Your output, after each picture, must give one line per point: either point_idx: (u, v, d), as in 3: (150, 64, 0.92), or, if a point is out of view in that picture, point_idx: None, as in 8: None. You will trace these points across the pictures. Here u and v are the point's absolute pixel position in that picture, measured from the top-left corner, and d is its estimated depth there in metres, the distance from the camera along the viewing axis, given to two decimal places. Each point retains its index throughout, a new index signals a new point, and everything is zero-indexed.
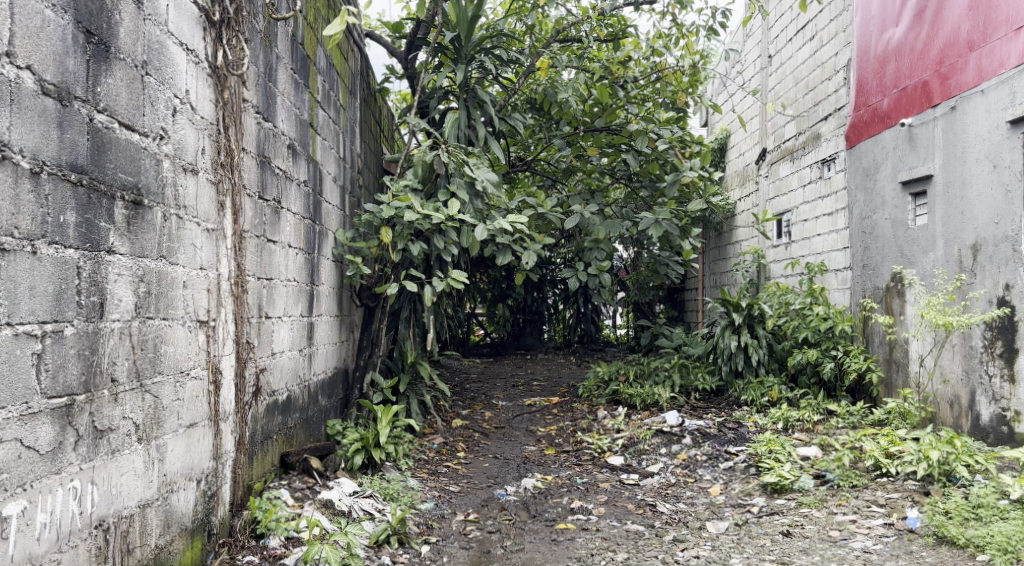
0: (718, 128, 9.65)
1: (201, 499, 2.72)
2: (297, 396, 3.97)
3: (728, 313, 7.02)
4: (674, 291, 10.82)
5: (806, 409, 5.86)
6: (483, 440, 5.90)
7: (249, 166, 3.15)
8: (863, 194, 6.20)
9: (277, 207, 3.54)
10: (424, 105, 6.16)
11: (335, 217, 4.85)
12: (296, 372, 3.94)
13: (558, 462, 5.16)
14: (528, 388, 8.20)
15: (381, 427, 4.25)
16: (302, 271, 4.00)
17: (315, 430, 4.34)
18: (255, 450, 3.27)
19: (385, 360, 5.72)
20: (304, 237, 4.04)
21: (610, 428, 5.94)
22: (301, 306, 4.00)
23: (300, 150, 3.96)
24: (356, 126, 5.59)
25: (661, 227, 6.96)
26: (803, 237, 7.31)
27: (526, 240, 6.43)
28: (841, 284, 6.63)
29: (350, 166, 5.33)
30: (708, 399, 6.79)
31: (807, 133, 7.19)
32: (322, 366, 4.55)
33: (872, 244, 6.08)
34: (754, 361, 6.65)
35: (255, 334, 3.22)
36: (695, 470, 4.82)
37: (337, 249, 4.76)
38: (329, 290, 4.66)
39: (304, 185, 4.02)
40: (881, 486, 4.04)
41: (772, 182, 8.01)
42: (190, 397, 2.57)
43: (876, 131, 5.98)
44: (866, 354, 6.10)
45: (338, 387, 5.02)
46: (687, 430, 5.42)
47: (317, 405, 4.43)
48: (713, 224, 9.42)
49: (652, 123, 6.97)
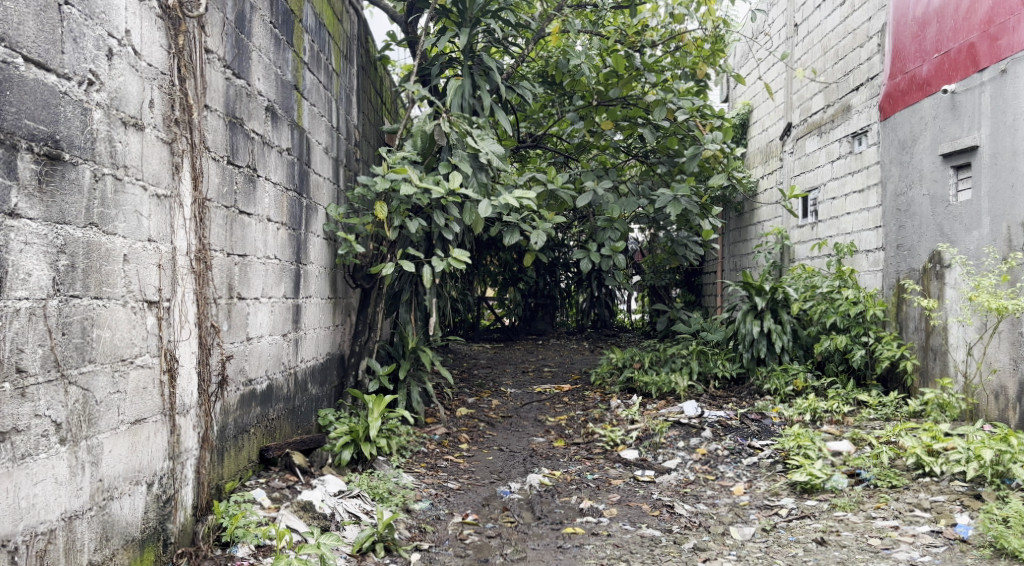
0: (740, 102, 9.18)
1: (154, 504, 2.38)
2: (280, 385, 3.63)
3: (750, 297, 6.60)
4: (691, 274, 10.39)
5: (835, 400, 5.46)
6: (488, 430, 5.54)
7: (214, 126, 2.79)
8: (898, 169, 5.75)
9: (252, 174, 3.18)
10: (426, 73, 5.76)
11: (327, 191, 4.49)
12: (278, 359, 3.60)
13: (567, 456, 4.80)
14: (538, 374, 7.85)
15: (372, 421, 3.83)
16: (285, 247, 3.64)
17: (303, 421, 4.01)
18: (224, 445, 2.94)
19: (384, 346, 5.37)
20: (288, 211, 3.68)
21: (623, 418, 5.56)
22: (285, 287, 3.64)
23: (282, 114, 3.59)
24: (353, 94, 5.22)
25: (679, 204, 6.53)
26: (830, 216, 6.87)
27: (534, 218, 6.05)
28: (872, 266, 6.19)
29: (344, 136, 4.95)
30: (729, 388, 6.41)
31: (836, 105, 6.73)
32: (312, 352, 4.20)
33: (907, 223, 5.65)
34: (778, 347, 6.25)
35: (224, 317, 2.87)
36: (716, 466, 4.44)
37: (329, 225, 4.39)
38: (319, 269, 4.31)
39: (287, 153, 3.66)
40: (924, 487, 3.65)
41: (797, 158, 7.56)
42: (134, 390, 2.23)
43: (913, 99, 5.53)
44: (900, 341, 5.68)
45: (331, 374, 4.68)
46: (706, 423, 5.04)
47: (306, 394, 4.09)
48: (734, 204, 8.98)
49: (671, 94, 6.55)
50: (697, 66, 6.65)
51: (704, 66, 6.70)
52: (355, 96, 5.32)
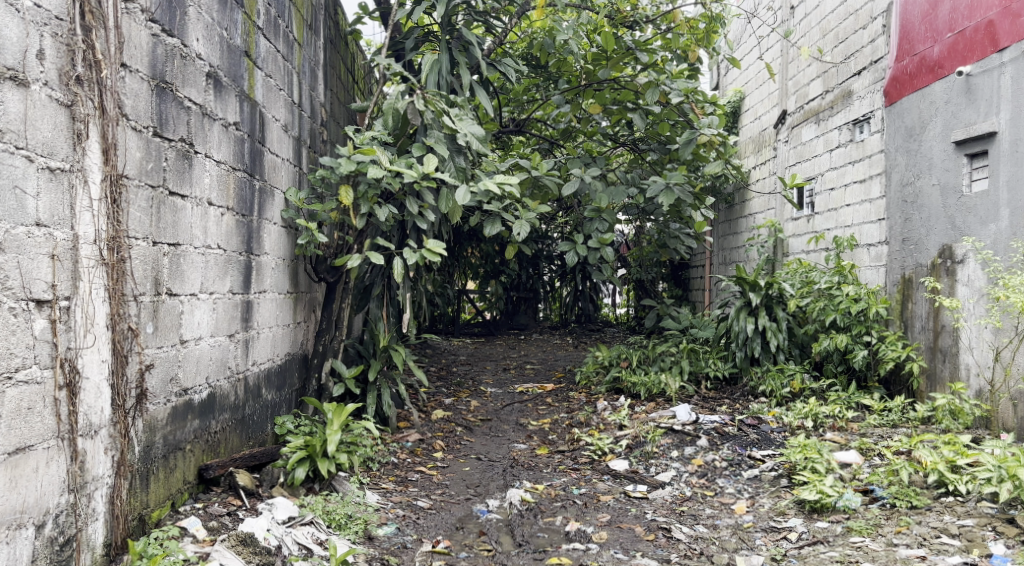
0: (732, 89, 8.79)
1: (47, 551, 1.93)
2: (225, 392, 3.19)
3: (743, 292, 6.22)
4: (678, 268, 10.01)
5: (837, 405, 5.10)
6: (465, 436, 5.12)
7: (136, 90, 2.33)
8: (904, 157, 5.38)
9: (187, 149, 2.72)
10: (399, 48, 5.30)
11: (287, 174, 4.03)
12: (222, 362, 3.15)
13: (551, 466, 4.39)
14: (520, 372, 7.45)
15: (330, 435, 3.30)
16: (231, 235, 3.19)
17: (253, 431, 3.56)
18: (151, 467, 2.51)
19: (353, 345, 4.93)
20: (235, 194, 3.23)
21: (611, 423, 5.17)
22: (230, 281, 3.19)
23: (227, 82, 3.14)
24: (318, 69, 4.76)
25: (672, 194, 6.12)
26: (828, 208, 6.49)
27: (516, 207, 5.62)
28: (874, 261, 5.81)
29: (306, 114, 4.48)
30: (721, 389, 6.03)
31: (836, 91, 6.35)
32: (267, 353, 3.76)
33: (913, 215, 5.28)
34: (773, 347, 5.88)
35: (149, 317, 2.43)
36: (714, 480, 4.05)
37: (288, 211, 3.93)
38: (276, 261, 3.85)
39: (233, 128, 3.20)
40: (948, 508, 3.29)
41: (792, 147, 7.18)
42: (13, 411, 1.80)
43: (923, 83, 5.15)
44: (905, 341, 5.30)
45: (290, 376, 4.22)
46: (701, 430, 4.65)
47: (259, 401, 3.66)
48: (725, 195, 8.61)
49: (663, 76, 6.15)
50: (691, 48, 6.24)
51: (698, 48, 6.29)
52: (321, 71, 4.86)
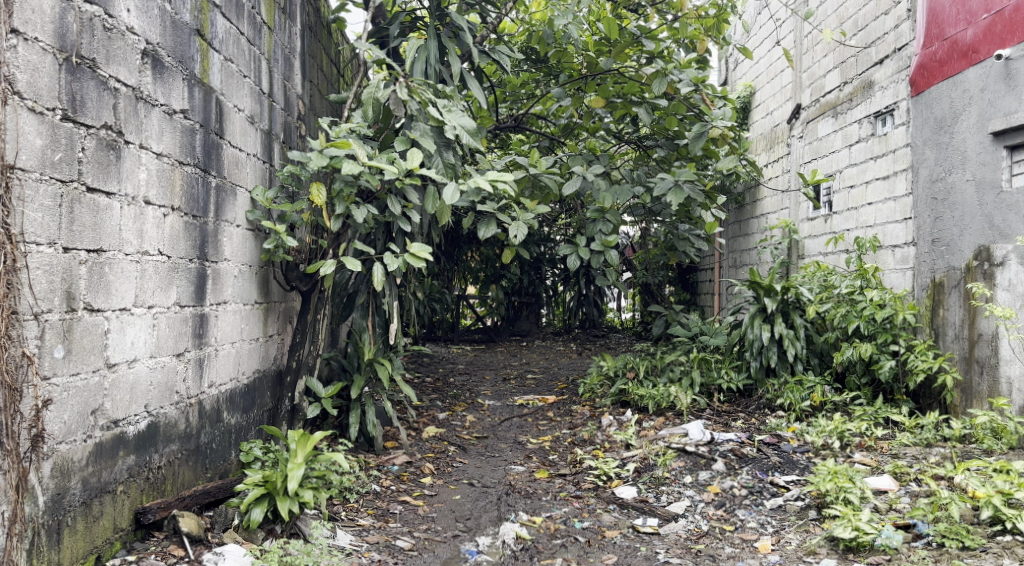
0: (741, 84, 8.39)
1: None
2: (171, 420, 2.78)
3: (758, 298, 5.76)
4: (685, 271, 9.58)
5: (863, 421, 4.67)
6: (458, 457, 4.69)
7: (32, 64, 1.97)
8: (933, 150, 4.94)
9: (114, 139, 2.32)
10: (383, 36, 4.88)
11: (253, 171, 3.61)
12: (167, 385, 2.73)
13: (551, 492, 3.96)
14: (520, 382, 7.02)
15: (290, 471, 2.86)
16: (178, 239, 2.78)
17: (211, 461, 3.15)
18: (64, 519, 2.12)
19: (336, 358, 4.52)
20: (183, 192, 2.81)
21: (616, 442, 4.73)
22: (177, 292, 2.77)
23: (172, 63, 2.73)
24: (294, 57, 4.35)
25: (681, 191, 5.68)
26: (847, 207, 6.04)
27: (513, 207, 5.20)
28: (899, 264, 5.36)
29: (278, 106, 4.07)
30: (735, 402, 5.58)
31: (855, 82, 5.93)
32: (229, 372, 3.35)
33: (944, 213, 4.83)
34: (791, 356, 5.44)
35: (58, 338, 2.08)
36: (733, 511, 3.61)
37: (254, 213, 3.51)
38: (240, 268, 3.43)
39: (180, 116, 2.78)
40: (1008, 550, 2.85)
41: (807, 142, 6.75)
42: None
43: (955, 69, 4.70)
44: (936, 351, 4.86)
45: (260, 396, 3.79)
46: (717, 452, 4.21)
47: (219, 426, 3.25)
48: (735, 195, 8.18)
49: (670, 65, 5.74)
50: (699, 38, 5.80)
51: (708, 37, 5.85)
52: (298, 61, 4.45)
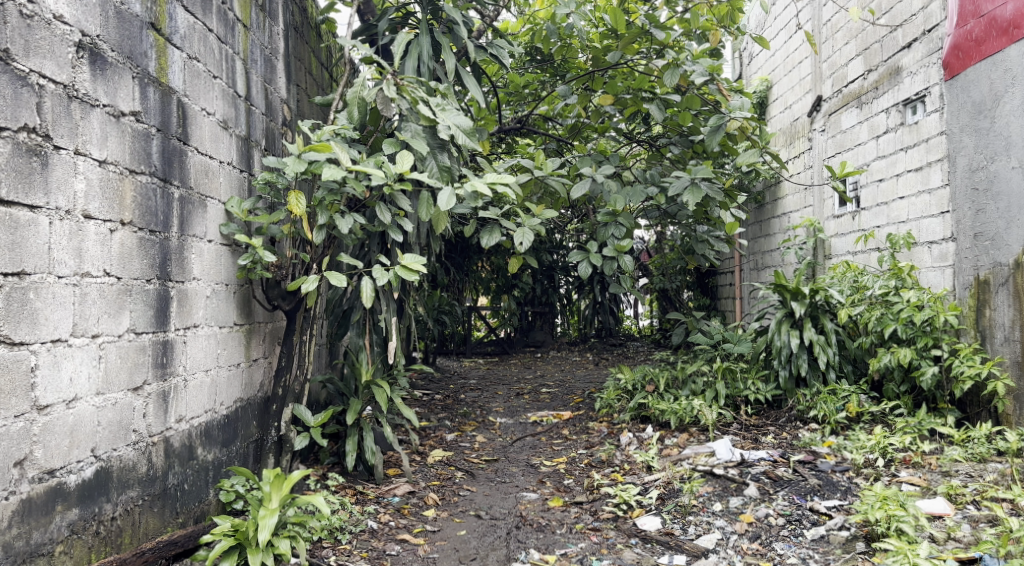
0: (757, 79, 8.02)
1: None
2: (127, 463, 2.44)
3: (784, 302, 5.36)
4: (704, 275, 9.20)
5: (907, 435, 4.26)
6: (466, 484, 4.31)
7: None
8: (972, 137, 4.52)
9: (42, 145, 2.06)
10: (373, 34, 4.56)
11: (228, 181, 3.27)
12: (121, 423, 2.40)
13: (565, 524, 3.59)
14: (534, 397, 6.64)
15: (261, 520, 2.59)
16: (132, 257, 2.45)
17: (185, 505, 2.81)
18: None
19: (331, 382, 4.18)
20: (136, 204, 2.48)
21: (637, 463, 4.35)
22: (131, 317, 2.45)
23: (119, 58, 2.40)
24: (276, 59, 4.03)
25: (698, 190, 5.31)
26: (877, 202, 5.63)
27: (518, 213, 4.85)
28: (936, 262, 4.92)
29: (258, 110, 3.74)
30: (763, 414, 5.18)
31: (881, 70, 5.54)
32: (203, 404, 3.00)
33: (987, 205, 4.41)
34: (822, 364, 5.03)
35: None
36: (770, 545, 3.22)
37: (228, 226, 3.18)
38: (213, 287, 3.09)
39: (131, 118, 2.46)
40: None
41: (830, 136, 6.35)
42: None
43: (995, 48, 4.29)
44: (984, 355, 4.42)
45: (244, 428, 3.43)
46: (748, 475, 3.84)
47: (192, 465, 2.89)
48: (754, 194, 7.80)
49: (683, 56, 5.36)
50: (712, 29, 5.43)
51: (720, 28, 5.44)
52: (282, 62, 4.12)
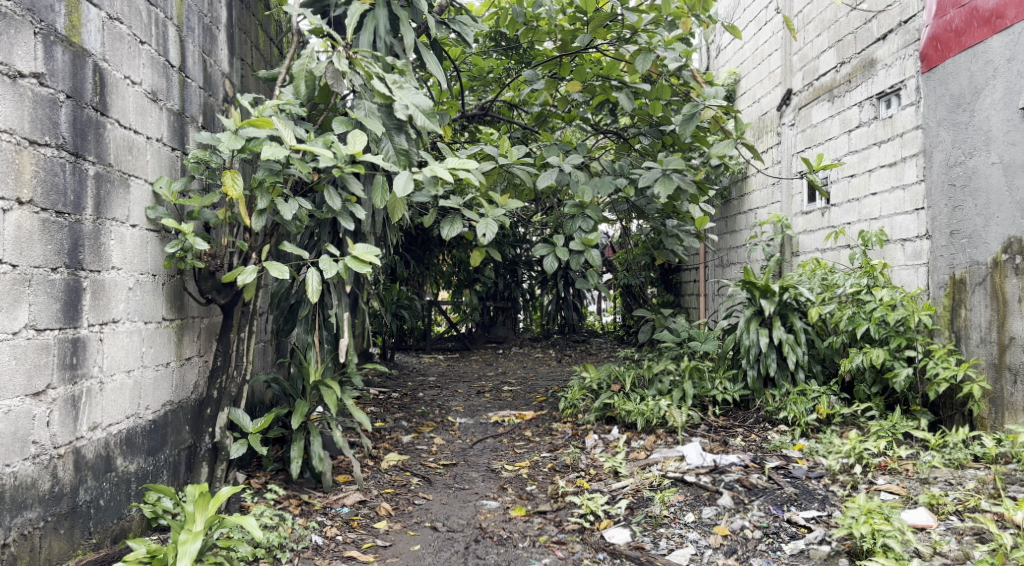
0: (726, 71, 7.84)
1: None
2: (26, 480, 2.15)
3: (753, 300, 5.16)
4: (668, 271, 9.03)
5: (882, 439, 4.08)
6: (421, 491, 4.01)
7: None
8: (949, 131, 4.35)
9: None
10: (325, 6, 4.22)
11: (156, 159, 2.93)
12: (14, 434, 2.11)
13: (526, 538, 3.32)
14: (495, 395, 6.38)
15: (180, 546, 2.34)
16: (36, 241, 2.18)
17: (100, 523, 2.49)
18: None
19: (276, 381, 3.86)
20: (37, 179, 2.19)
21: (603, 469, 4.10)
22: (32, 313, 2.17)
23: (18, 10, 2.13)
24: (217, 28, 3.68)
25: (669, 182, 5.07)
26: (848, 199, 5.46)
27: (481, 203, 4.56)
28: (910, 260, 4.75)
29: (194, 82, 3.39)
30: (731, 415, 4.98)
31: (854, 62, 5.37)
32: (124, 409, 2.67)
33: (965, 201, 4.24)
34: (791, 364, 4.84)
35: None
36: (747, 560, 3.01)
37: (154, 209, 2.84)
38: (138, 277, 2.76)
39: (34, 81, 2.18)
40: None
41: (799, 131, 6.18)
42: None
43: (975, 39, 4.12)
44: (959, 357, 4.26)
45: (174, 434, 3.10)
46: (721, 483, 3.62)
47: (110, 477, 2.56)
48: (720, 189, 7.63)
49: (654, 42, 5.10)
50: (682, 16, 5.09)
51: (692, 16, 5.13)
52: (224, 34, 3.77)
